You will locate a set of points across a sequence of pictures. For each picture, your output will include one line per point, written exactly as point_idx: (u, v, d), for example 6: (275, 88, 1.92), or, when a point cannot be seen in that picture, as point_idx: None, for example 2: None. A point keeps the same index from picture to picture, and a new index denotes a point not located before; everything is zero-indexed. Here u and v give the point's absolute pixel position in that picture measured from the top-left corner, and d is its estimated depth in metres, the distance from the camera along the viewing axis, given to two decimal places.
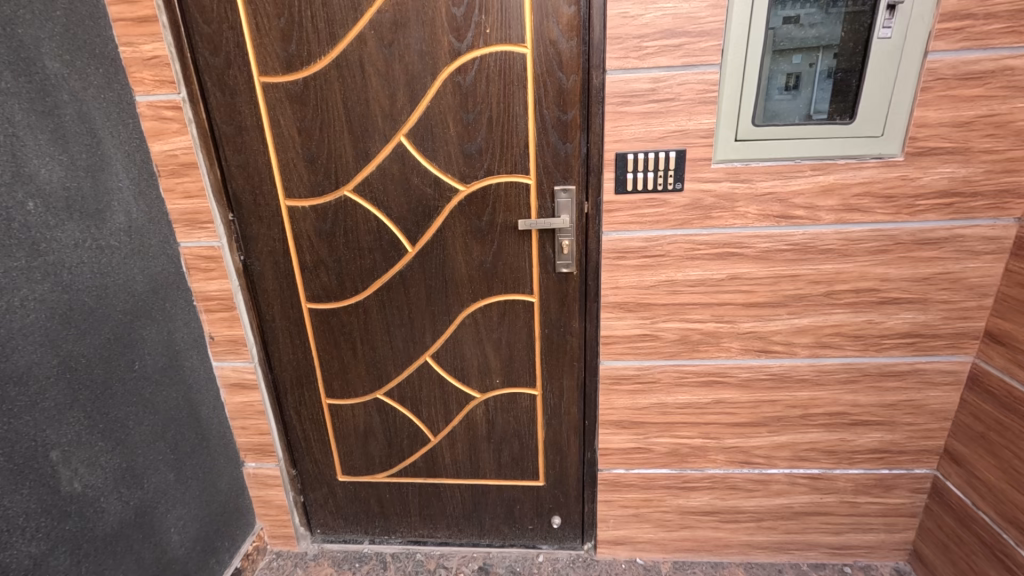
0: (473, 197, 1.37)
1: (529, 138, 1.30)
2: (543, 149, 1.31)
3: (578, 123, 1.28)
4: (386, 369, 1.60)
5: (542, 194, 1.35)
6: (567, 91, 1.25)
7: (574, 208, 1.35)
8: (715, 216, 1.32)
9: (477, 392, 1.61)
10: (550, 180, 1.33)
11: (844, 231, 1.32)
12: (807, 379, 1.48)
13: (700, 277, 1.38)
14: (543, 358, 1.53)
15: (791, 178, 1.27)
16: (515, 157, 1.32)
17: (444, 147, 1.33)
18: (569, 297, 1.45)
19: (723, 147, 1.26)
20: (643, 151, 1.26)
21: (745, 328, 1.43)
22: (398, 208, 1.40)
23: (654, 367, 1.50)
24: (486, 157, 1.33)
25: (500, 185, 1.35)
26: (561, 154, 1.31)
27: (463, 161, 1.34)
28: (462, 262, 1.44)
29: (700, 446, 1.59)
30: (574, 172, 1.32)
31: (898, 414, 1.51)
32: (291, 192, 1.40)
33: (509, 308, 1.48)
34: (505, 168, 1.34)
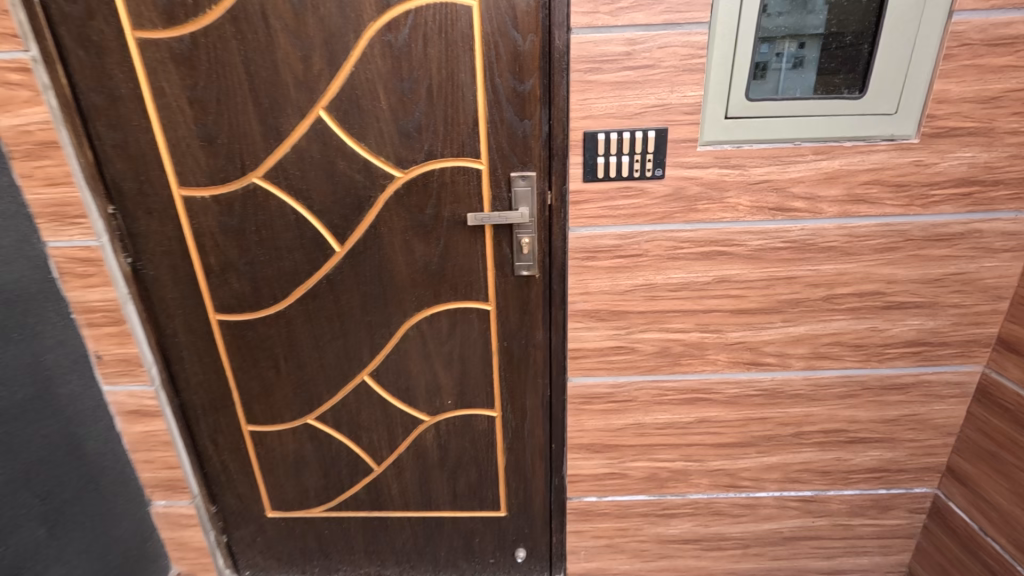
0: (413, 185, 1.13)
1: (479, 112, 1.07)
2: (497, 127, 1.07)
3: (538, 94, 1.04)
4: (317, 390, 1.35)
5: (496, 182, 1.12)
6: (525, 53, 1.02)
7: (535, 199, 1.12)
8: (701, 209, 1.11)
9: (426, 415, 1.37)
10: (507, 165, 1.10)
11: (849, 226, 1.13)
12: (801, 394, 1.31)
13: (683, 280, 1.18)
14: (502, 375, 1.31)
15: (790, 164, 1.07)
16: (463, 137, 1.09)
17: (375, 124, 1.08)
18: (531, 305, 1.23)
19: (710, 126, 1.05)
20: (617, 130, 1.05)
21: (734, 338, 1.24)
22: (321, 200, 1.15)
23: (629, 383, 1.29)
24: (428, 136, 1.09)
25: (445, 171, 1.11)
26: (519, 133, 1.07)
27: (399, 141, 1.09)
28: (401, 264, 1.20)
29: (681, 470, 1.40)
30: (535, 156, 1.09)
31: (900, 430, 1.35)
32: (185, 178, 1.13)
33: (461, 318, 1.25)
34: (450, 149, 1.10)
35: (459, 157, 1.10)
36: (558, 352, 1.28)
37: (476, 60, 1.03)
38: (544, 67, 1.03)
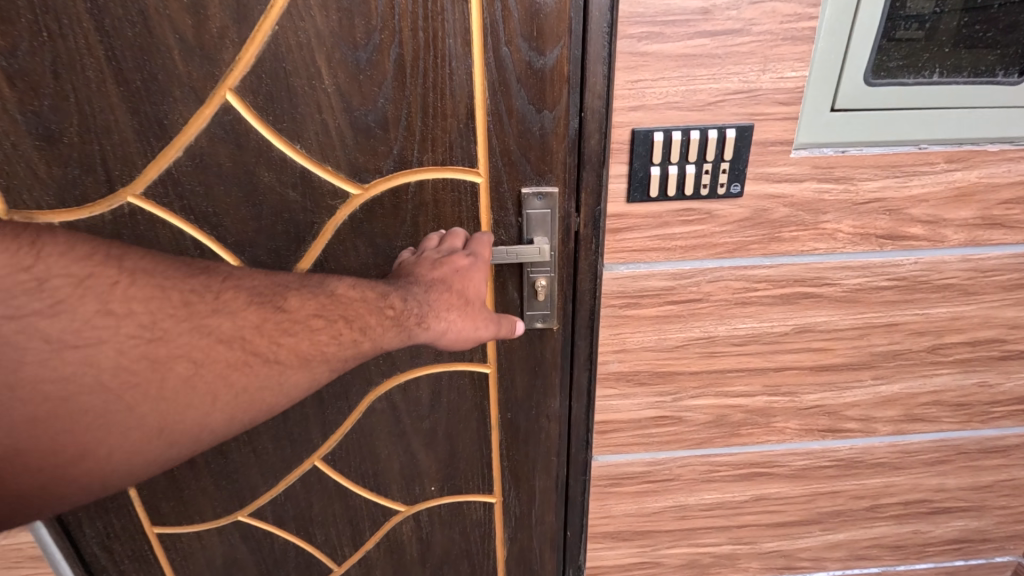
0: (377, 206, 0.76)
1: (474, 98, 0.71)
2: (502, 120, 0.72)
3: (566, 72, 0.70)
4: (250, 479, 0.99)
5: (499, 200, 0.77)
6: (546, 7, 0.66)
7: (556, 226, 0.77)
8: (787, 238, 0.80)
9: (401, 504, 1.03)
10: (516, 177, 0.75)
11: (976, 258, 0.84)
12: (883, 463, 1.03)
13: (753, 332, 0.87)
14: (504, 452, 0.97)
15: (912, 176, 0.77)
16: (450, 135, 0.73)
17: (314, 116, 0.71)
18: (545, 365, 0.89)
19: (810, 122, 0.73)
20: (682, 127, 0.71)
21: (809, 401, 0.95)
22: (236, 228, 0.76)
23: (672, 459, 0.99)
24: (397, 133, 0.72)
25: (424, 185, 0.76)
26: (535, 130, 0.72)
27: (352, 140, 0.72)
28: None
29: (728, 555, 1.12)
30: (558, 163, 0.74)
31: (992, 497, 1.10)
32: (19, 197, 0.73)
33: (447, 383, 0.91)
34: (431, 153, 0.74)
35: (445, 165, 0.74)
36: (579, 424, 0.95)
37: (472, 18, 0.67)
38: (575, 30, 0.68)
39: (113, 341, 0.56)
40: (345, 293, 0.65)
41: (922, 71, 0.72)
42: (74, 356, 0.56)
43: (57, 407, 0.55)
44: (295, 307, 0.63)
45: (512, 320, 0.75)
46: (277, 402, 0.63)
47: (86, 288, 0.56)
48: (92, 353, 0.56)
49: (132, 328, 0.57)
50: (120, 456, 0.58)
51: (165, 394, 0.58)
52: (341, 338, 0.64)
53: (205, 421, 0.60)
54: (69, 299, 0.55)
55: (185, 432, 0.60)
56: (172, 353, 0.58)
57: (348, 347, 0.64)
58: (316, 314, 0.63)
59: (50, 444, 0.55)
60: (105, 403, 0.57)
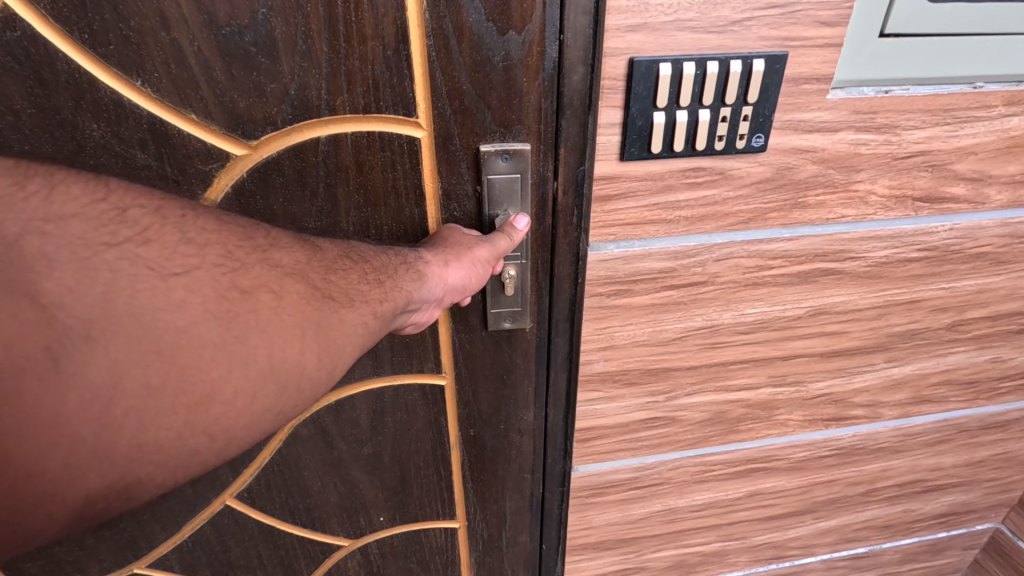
0: (272, 171, 0.55)
1: (406, 10, 0.49)
2: (448, 44, 0.50)
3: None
4: (141, 525, 0.77)
5: (449, 164, 0.56)
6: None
7: (529, 196, 0.58)
8: (812, 204, 0.64)
9: (344, 538, 0.84)
10: (470, 129, 0.55)
11: (1014, 222, 0.71)
12: (885, 448, 0.94)
13: (762, 317, 0.72)
14: (467, 473, 0.80)
15: (963, 123, 0.62)
16: (374, 68, 0.51)
17: (159, 36, 0.48)
18: (516, 372, 0.71)
19: (853, 51, 0.56)
20: (696, 57, 0.52)
21: (816, 390, 0.82)
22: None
23: (662, 463, 0.85)
24: (293, 63, 0.50)
25: (343, 142, 0.54)
26: (496, 60, 0.52)
27: (225, 72, 0.50)
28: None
29: (717, 552, 1.02)
30: (529, 109, 0.54)
31: (983, 471, 1.04)
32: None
33: (391, 401, 0.72)
34: (347, 95, 0.52)
35: (368, 113, 0.53)
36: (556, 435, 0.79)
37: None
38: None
39: (163, 284, 0.39)
40: (356, 244, 0.52)
41: None
42: (173, 283, 0.39)
43: (167, 345, 0.38)
44: (328, 247, 0.49)
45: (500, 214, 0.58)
46: (365, 344, 0.48)
47: (162, 218, 0.41)
48: (190, 278, 0.40)
49: (217, 254, 0.42)
50: (247, 405, 0.41)
51: (265, 326, 0.42)
52: (369, 279, 0.49)
53: (327, 358, 0.45)
54: (152, 225, 0.41)
55: (303, 377, 0.44)
56: (259, 278, 0.43)
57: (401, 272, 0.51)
58: (350, 253, 0.50)
59: (166, 397, 0.38)
60: (215, 337, 0.40)
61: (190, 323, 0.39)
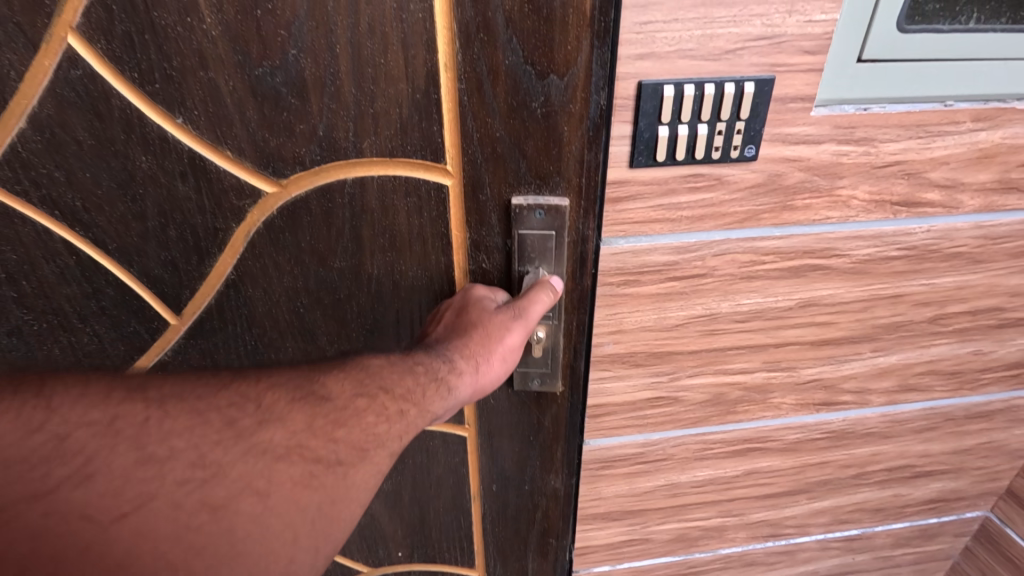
0: (299, 207, 0.68)
1: (441, 58, 0.59)
2: (481, 88, 0.61)
3: (586, 10, 0.57)
4: None
5: (478, 209, 0.68)
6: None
7: (567, 252, 0.71)
8: (800, 206, 0.72)
9: (363, 564, 1.01)
10: (504, 178, 0.66)
11: (988, 224, 0.79)
12: (874, 433, 1.02)
13: (756, 308, 0.81)
14: (491, 522, 0.96)
15: (936, 137, 0.70)
16: (403, 110, 0.62)
17: (198, 75, 0.59)
18: (541, 434, 0.87)
19: (833, 74, 0.65)
20: (695, 80, 0.61)
21: (808, 375, 0.90)
22: (118, 221, 0.68)
23: (666, 440, 0.94)
24: (320, 104, 0.61)
25: (367, 183, 0.66)
26: (536, 106, 0.62)
27: (256, 111, 0.61)
28: (290, 335, 0.77)
29: (717, 527, 1.10)
30: (570, 160, 0.65)
31: (971, 459, 1.11)
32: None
33: (416, 445, 0.88)
34: (372, 138, 0.63)
35: (392, 156, 0.65)
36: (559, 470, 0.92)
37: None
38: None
39: (116, 513, 0.42)
40: (376, 372, 0.61)
41: (958, 16, 0.64)
42: (128, 518, 0.42)
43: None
44: (337, 396, 0.57)
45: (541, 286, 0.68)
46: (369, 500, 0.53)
47: (120, 436, 0.47)
48: (147, 505, 0.44)
49: (188, 462, 0.47)
50: None
51: (238, 532, 0.45)
52: (392, 411, 0.58)
53: (310, 558, 0.47)
54: (102, 449, 0.46)
55: None
56: (234, 479, 0.47)
57: (404, 421, 0.58)
58: (356, 395, 0.58)
59: None
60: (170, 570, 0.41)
61: (141, 559, 0.41)
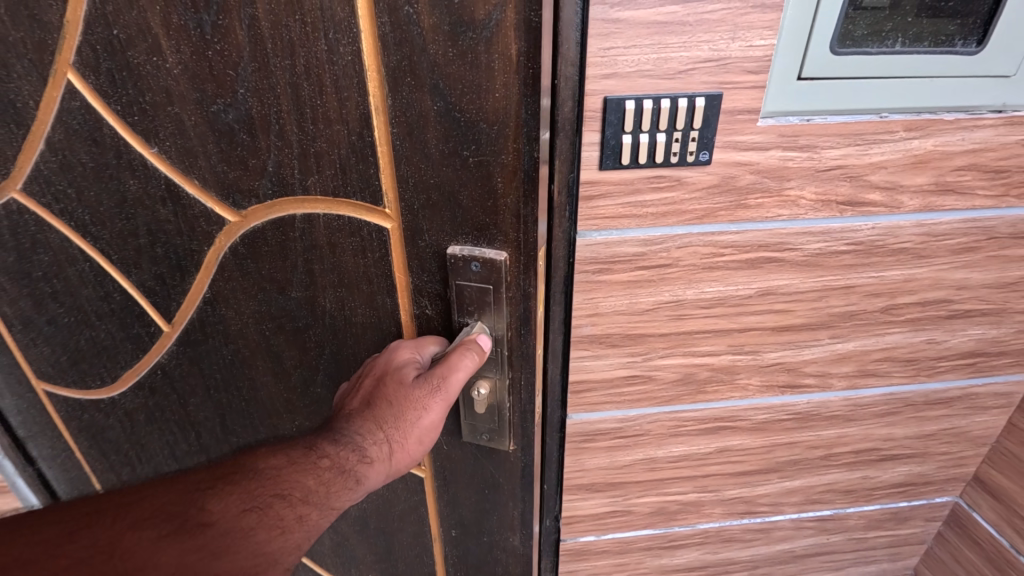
0: (258, 237, 0.68)
1: (372, 99, 0.57)
2: (411, 130, 0.58)
3: (514, 54, 0.53)
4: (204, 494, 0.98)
5: (419, 256, 0.66)
6: (461, 3, 0.52)
7: (505, 307, 0.67)
8: (753, 204, 0.82)
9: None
10: (439, 222, 0.63)
11: (929, 223, 0.88)
12: (838, 416, 1.10)
13: (719, 295, 0.91)
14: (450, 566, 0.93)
15: (872, 144, 0.80)
16: (340, 149, 0.60)
17: (167, 109, 0.60)
18: (495, 488, 0.83)
19: (778, 90, 0.75)
20: (652, 96, 0.72)
21: (771, 359, 1.00)
22: (120, 237, 0.70)
23: (642, 416, 1.04)
24: (269, 140, 0.61)
25: (315, 221, 0.65)
26: (468, 154, 0.59)
27: (216, 146, 0.62)
28: (261, 352, 0.77)
29: (694, 502, 1.20)
30: (506, 215, 0.62)
31: (935, 444, 1.19)
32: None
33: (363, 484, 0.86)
34: (316, 176, 0.62)
35: (336, 194, 0.63)
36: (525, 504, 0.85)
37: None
38: (482, 32, 0.52)
39: None
40: (268, 482, 0.58)
41: (885, 40, 0.74)
42: None
43: None
44: (220, 510, 0.55)
45: (462, 350, 0.65)
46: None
47: None
48: None
49: None
50: None
51: None
52: (283, 525, 0.56)
53: None
54: None
55: None
56: None
57: (295, 533, 0.57)
58: (245, 509, 0.55)
59: None
60: None
61: None
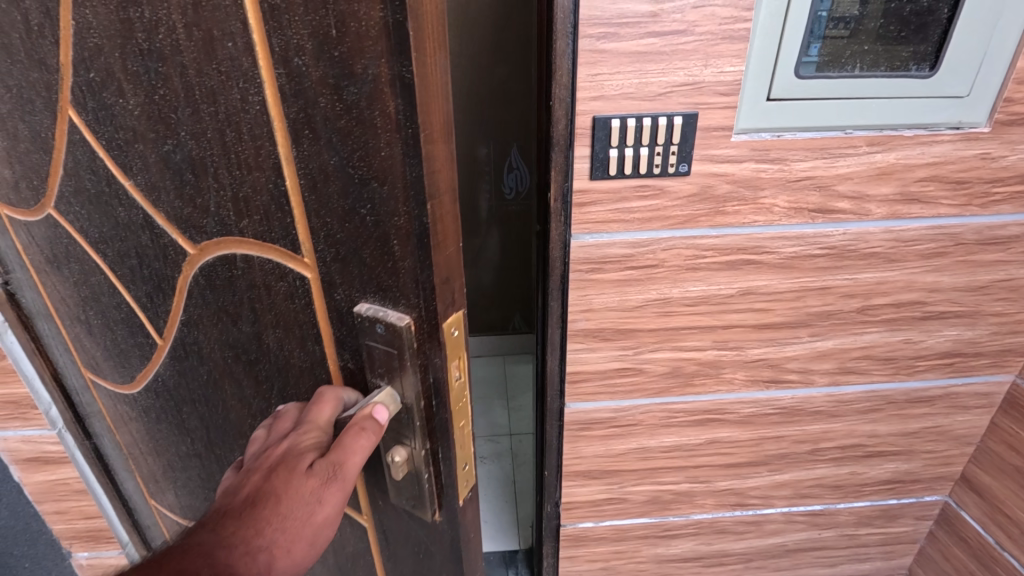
0: (212, 274, 0.58)
1: (277, 146, 0.46)
2: (316, 185, 0.46)
3: (394, 112, 0.41)
4: None
5: (337, 312, 0.52)
6: (343, 52, 0.40)
7: (406, 378, 0.50)
8: (730, 211, 0.92)
9: None
10: (350, 282, 0.50)
11: (897, 229, 0.96)
12: (822, 411, 1.17)
13: (703, 294, 1.00)
14: None
15: (838, 158, 0.89)
16: (262, 197, 0.49)
17: (135, 145, 0.53)
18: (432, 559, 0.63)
19: (749, 110, 0.84)
20: (635, 115, 0.82)
21: (754, 355, 1.08)
22: (118, 257, 0.65)
23: (635, 407, 1.13)
24: (209, 183, 0.51)
25: (252, 264, 0.54)
26: (365, 213, 0.46)
27: (173, 185, 0.54)
28: (228, 376, 0.66)
29: (686, 492, 1.27)
30: (405, 277, 0.47)
31: (919, 442, 1.24)
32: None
33: None
34: (248, 219, 0.51)
35: (263, 241, 0.52)
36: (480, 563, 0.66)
37: (251, 30, 0.41)
38: (361, 88, 0.40)
39: None
40: None
41: (845, 66, 0.83)
42: None
43: None
44: None
45: (353, 430, 0.50)
46: None
47: None
48: None
49: None
50: None
51: None
52: None
53: None
54: None
55: None
56: None
57: None
58: None
59: None
60: None
61: None
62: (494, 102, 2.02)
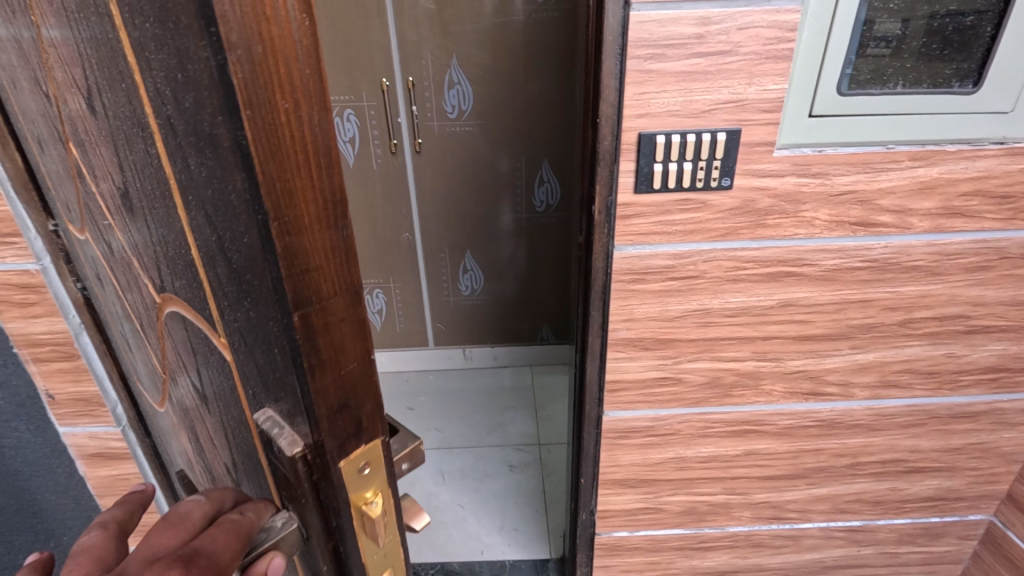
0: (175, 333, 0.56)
1: (178, 217, 0.43)
2: (208, 260, 0.42)
3: (243, 188, 0.36)
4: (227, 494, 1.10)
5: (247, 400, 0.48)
6: (193, 110, 0.35)
7: (305, 486, 0.46)
8: (772, 224, 0.94)
9: None
10: (249, 368, 0.46)
11: (940, 243, 0.96)
12: (862, 425, 1.17)
13: (743, 305, 1.01)
14: None
15: (880, 172, 0.90)
16: (180, 262, 0.47)
17: (107, 190, 0.53)
18: None
19: (792, 126, 0.86)
20: (680, 131, 0.85)
21: (794, 366, 1.09)
22: (125, 293, 0.65)
23: (673, 416, 1.14)
24: (156, 241, 0.49)
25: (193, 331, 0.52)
26: (246, 304, 0.41)
27: (135, 238, 0.52)
28: (203, 435, 0.64)
29: (723, 503, 1.27)
30: (291, 384, 0.43)
31: (963, 458, 1.23)
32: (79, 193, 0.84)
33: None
34: (180, 281, 0.49)
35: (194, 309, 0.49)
36: None
37: (140, 87, 0.39)
38: (211, 151, 0.36)
39: None
40: None
41: (887, 83, 0.85)
42: None
43: None
44: None
45: None
46: None
47: None
48: None
49: None
50: None
51: None
52: None
53: None
54: None
55: None
56: None
57: None
58: None
59: None
60: None
61: None
62: (526, 117, 2.08)
